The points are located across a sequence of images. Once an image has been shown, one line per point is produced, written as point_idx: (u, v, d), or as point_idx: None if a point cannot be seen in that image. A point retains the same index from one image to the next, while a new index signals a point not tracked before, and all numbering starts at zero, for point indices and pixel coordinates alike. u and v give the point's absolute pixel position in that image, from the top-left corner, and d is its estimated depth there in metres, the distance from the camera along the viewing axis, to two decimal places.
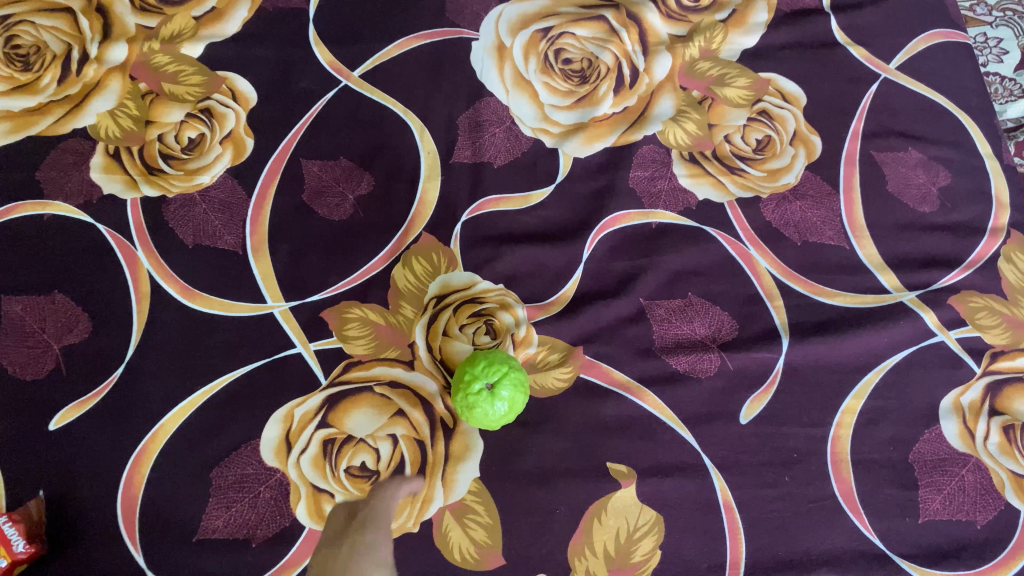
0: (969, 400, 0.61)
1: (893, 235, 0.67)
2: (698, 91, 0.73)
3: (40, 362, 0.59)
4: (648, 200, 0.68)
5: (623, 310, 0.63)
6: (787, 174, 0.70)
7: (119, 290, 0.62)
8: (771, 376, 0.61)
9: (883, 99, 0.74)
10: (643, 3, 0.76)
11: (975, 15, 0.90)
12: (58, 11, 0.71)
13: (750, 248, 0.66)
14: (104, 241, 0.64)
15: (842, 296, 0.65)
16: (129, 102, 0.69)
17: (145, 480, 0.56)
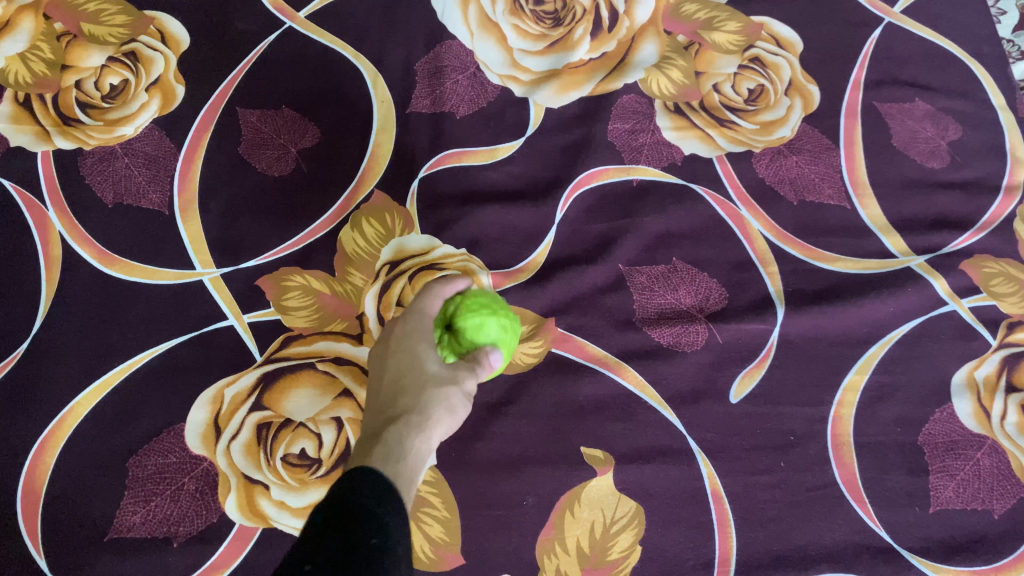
0: (984, 376, 0.54)
1: (899, 194, 0.61)
2: (684, 35, 0.65)
3: None
4: (628, 154, 0.61)
5: (600, 276, 0.57)
6: (782, 128, 0.63)
7: (26, 255, 0.55)
8: (765, 350, 0.55)
9: (887, 45, 0.67)
10: None
11: None
12: None
13: (741, 208, 0.60)
14: (10, 199, 0.56)
15: (843, 261, 0.58)
16: (42, 43, 0.61)
17: (50, 471, 0.49)
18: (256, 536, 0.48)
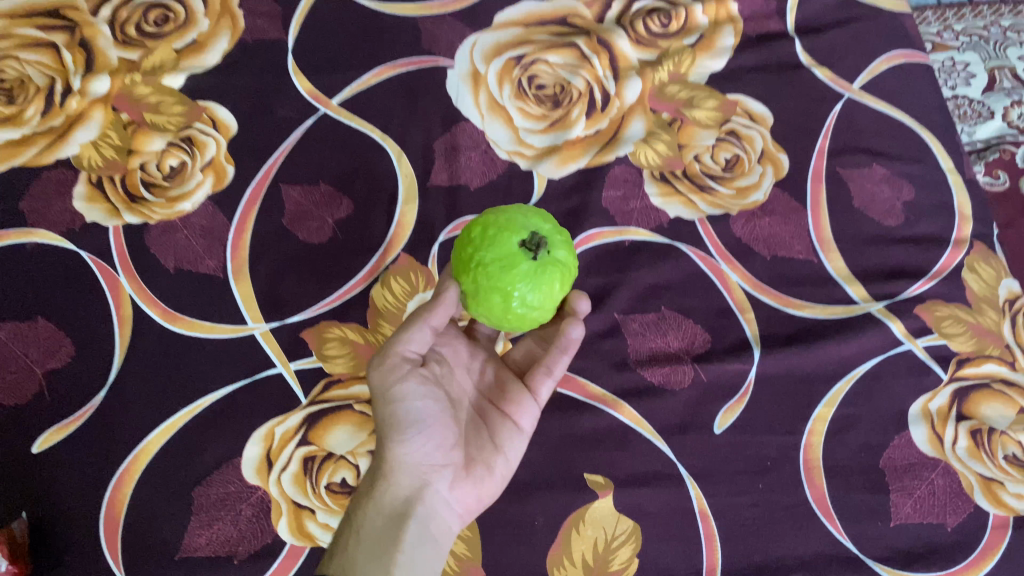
0: (937, 406, 0.62)
1: (860, 248, 0.69)
2: (667, 113, 0.75)
3: (25, 387, 0.60)
4: (621, 218, 0.70)
5: (598, 324, 0.65)
6: (756, 192, 0.72)
7: (101, 314, 0.63)
8: (744, 387, 0.62)
9: (847, 118, 0.76)
10: (613, 31, 0.79)
11: (943, 40, 0.93)
12: (42, 46, 0.75)
13: (720, 263, 0.68)
14: (86, 267, 0.65)
15: (811, 307, 0.66)
16: (110, 131, 0.71)
17: (127, 500, 0.56)
18: (304, 553, 0.56)
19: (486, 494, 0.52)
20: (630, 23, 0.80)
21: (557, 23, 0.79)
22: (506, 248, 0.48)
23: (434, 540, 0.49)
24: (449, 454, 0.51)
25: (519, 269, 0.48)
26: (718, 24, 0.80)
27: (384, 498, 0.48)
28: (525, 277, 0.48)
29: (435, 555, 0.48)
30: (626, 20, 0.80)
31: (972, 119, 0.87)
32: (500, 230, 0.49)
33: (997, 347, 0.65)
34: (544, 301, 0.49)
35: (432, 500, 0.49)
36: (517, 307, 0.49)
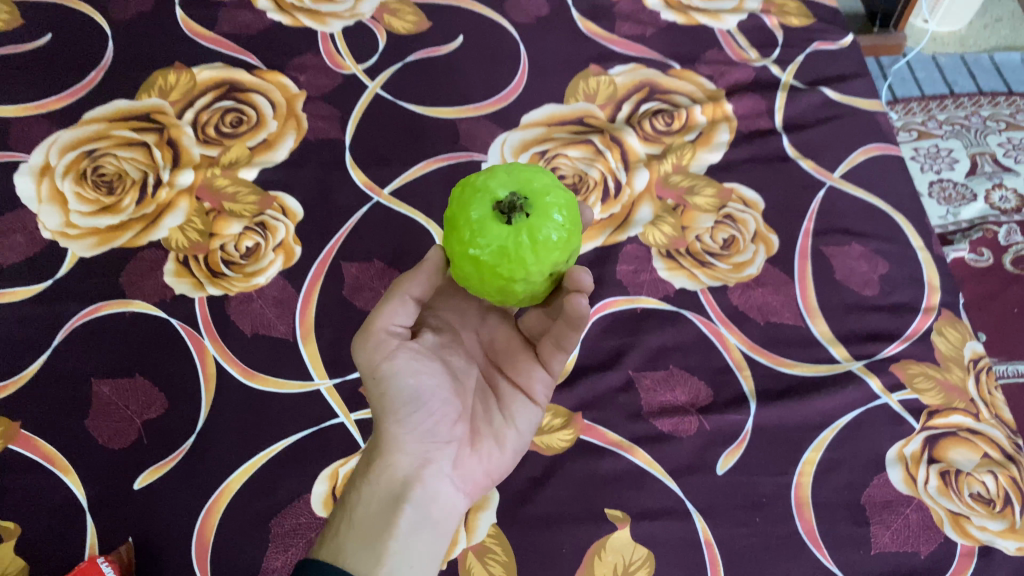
0: (910, 451, 0.71)
1: (842, 315, 0.80)
2: (672, 199, 0.87)
3: (126, 434, 0.71)
4: (633, 288, 0.81)
5: (614, 380, 0.75)
6: (750, 267, 0.83)
7: (189, 373, 0.74)
8: (742, 435, 0.72)
9: (830, 202, 0.87)
10: (623, 129, 0.92)
11: (930, 129, 1.29)
12: (136, 145, 0.88)
13: (720, 327, 0.78)
14: (176, 332, 0.76)
15: (800, 365, 0.76)
16: (195, 218, 0.83)
17: (214, 529, 0.66)
18: None
19: (490, 465, 0.58)
20: (638, 122, 0.92)
21: (575, 123, 0.92)
22: (472, 209, 0.51)
23: (435, 510, 0.54)
24: (451, 429, 0.55)
25: (483, 229, 0.50)
26: (715, 122, 0.93)
27: (383, 481, 0.53)
28: (490, 238, 0.49)
29: (436, 529, 0.54)
30: (635, 119, 0.93)
31: (959, 200, 1.20)
32: (474, 192, 0.52)
33: (963, 401, 0.75)
34: (521, 266, 0.50)
35: (432, 477, 0.54)
36: (490, 270, 0.50)
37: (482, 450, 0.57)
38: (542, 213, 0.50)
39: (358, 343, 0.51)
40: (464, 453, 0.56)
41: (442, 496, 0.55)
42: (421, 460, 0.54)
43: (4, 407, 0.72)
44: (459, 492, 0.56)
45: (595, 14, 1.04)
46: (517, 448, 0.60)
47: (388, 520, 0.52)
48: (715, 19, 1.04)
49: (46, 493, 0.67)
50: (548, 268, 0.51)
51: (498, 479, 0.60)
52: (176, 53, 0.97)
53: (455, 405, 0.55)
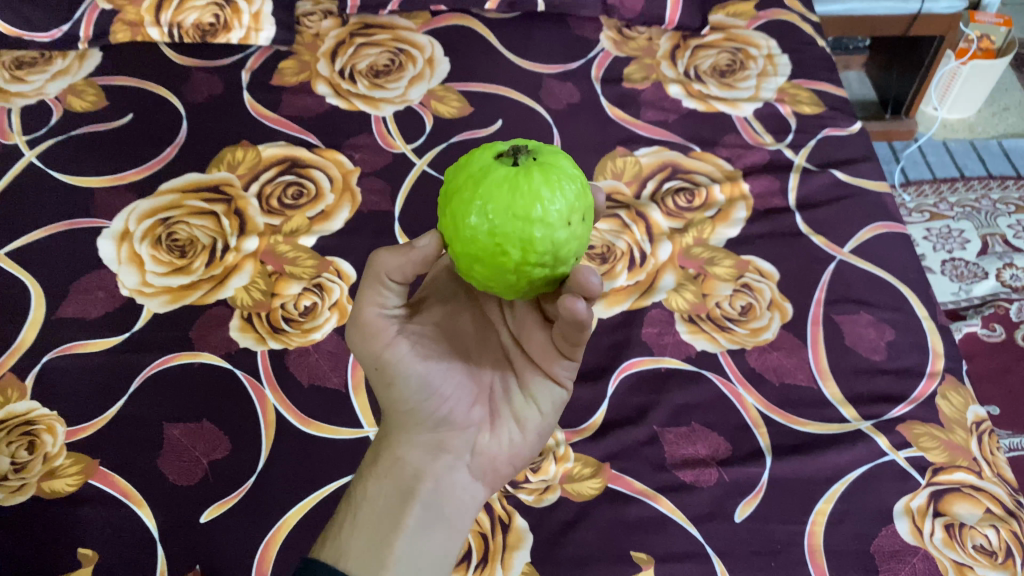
0: (916, 504, 0.77)
1: (851, 377, 0.86)
2: (693, 269, 0.94)
3: (194, 472, 0.78)
4: (657, 350, 0.87)
5: (640, 434, 0.81)
6: (766, 331, 0.89)
7: (252, 419, 0.82)
8: (758, 486, 0.78)
9: (840, 274, 0.94)
10: (648, 205, 1.00)
11: (942, 211, 1.51)
12: (206, 214, 0.97)
13: (739, 387, 0.85)
14: (240, 382, 0.84)
15: (812, 423, 0.82)
16: (259, 279, 0.92)
17: (272, 560, 0.73)
18: None
19: (507, 448, 0.65)
20: (661, 199, 1.01)
21: (603, 199, 1.01)
22: (473, 168, 0.56)
23: (446, 494, 0.62)
24: (462, 413, 0.63)
25: (491, 170, 0.54)
26: (733, 200, 1.02)
27: (398, 467, 0.62)
28: (499, 172, 0.54)
29: (453, 510, 0.62)
30: (658, 196, 1.01)
31: (971, 278, 1.39)
32: (470, 163, 0.57)
33: (966, 459, 0.80)
34: (536, 200, 0.53)
35: (445, 460, 0.63)
36: (502, 208, 0.52)
37: (499, 431, 0.65)
38: (544, 159, 0.56)
39: (355, 330, 0.60)
40: (480, 435, 0.64)
41: (456, 479, 0.63)
42: (433, 445, 0.63)
43: (85, 445, 0.79)
44: (477, 474, 0.64)
45: (622, 102, 1.14)
46: (538, 430, 0.66)
47: (401, 502, 0.61)
48: (732, 107, 1.14)
49: (122, 523, 0.75)
50: (563, 208, 0.53)
51: (523, 459, 0.66)
52: (244, 134, 1.08)
53: (463, 390, 0.63)
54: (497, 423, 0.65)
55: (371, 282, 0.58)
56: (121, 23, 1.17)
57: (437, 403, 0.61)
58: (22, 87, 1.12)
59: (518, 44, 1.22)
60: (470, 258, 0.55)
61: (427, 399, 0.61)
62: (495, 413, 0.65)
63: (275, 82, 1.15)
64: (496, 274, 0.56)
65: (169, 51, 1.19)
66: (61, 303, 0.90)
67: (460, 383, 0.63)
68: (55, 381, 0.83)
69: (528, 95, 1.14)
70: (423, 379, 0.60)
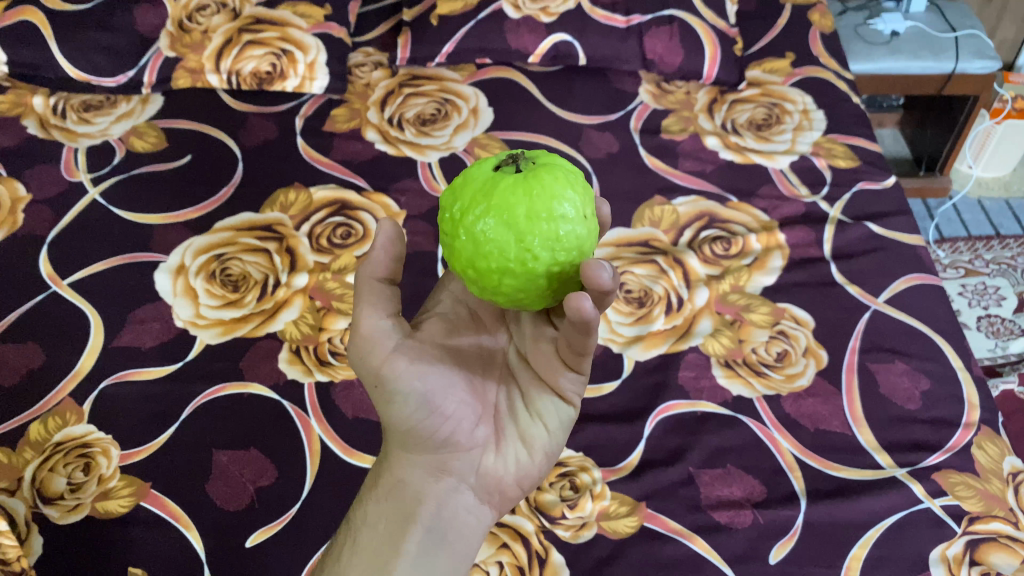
0: (952, 553, 0.77)
1: (886, 425, 0.87)
2: (729, 314, 0.96)
3: (241, 498, 0.80)
4: (694, 392, 0.89)
5: (675, 474, 0.82)
6: (801, 377, 0.91)
7: (297, 448, 0.84)
8: (793, 529, 0.78)
9: (874, 324, 0.96)
10: (685, 251, 1.03)
11: (977, 267, 1.52)
12: (259, 251, 1.01)
13: (774, 431, 0.86)
14: (287, 412, 0.87)
15: (847, 469, 0.83)
16: (308, 314, 0.95)
17: None
18: None
19: (515, 467, 0.64)
20: (698, 246, 1.03)
21: (641, 244, 1.03)
22: (475, 185, 0.57)
23: (450, 516, 0.63)
24: (465, 434, 0.62)
25: (497, 182, 0.56)
26: (769, 249, 1.04)
27: (400, 489, 0.63)
28: (507, 182, 0.56)
29: (456, 532, 0.63)
30: (696, 243, 1.04)
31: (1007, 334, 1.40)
32: (468, 185, 0.59)
33: (1002, 509, 0.80)
34: (552, 198, 0.55)
35: (447, 482, 0.63)
36: (524, 213, 0.54)
37: (505, 451, 0.64)
38: (542, 163, 0.59)
39: (357, 344, 0.60)
40: (486, 456, 0.64)
41: (459, 500, 0.64)
42: (436, 465, 0.63)
43: (137, 468, 0.82)
44: (481, 495, 0.65)
45: (660, 152, 1.18)
46: (545, 449, 0.65)
47: (402, 525, 0.62)
48: (768, 159, 1.16)
49: (171, 545, 0.77)
50: (577, 204, 0.56)
51: (532, 480, 0.66)
52: (296, 176, 1.12)
53: (467, 409, 0.62)
54: (502, 442, 0.64)
55: (370, 290, 0.61)
56: (183, 70, 1.24)
57: (439, 422, 0.61)
58: (88, 127, 1.19)
59: (560, 95, 1.27)
60: (495, 270, 0.56)
61: (428, 418, 0.60)
62: (501, 433, 0.65)
63: (327, 128, 1.21)
64: (525, 282, 0.56)
65: (227, 97, 1.26)
66: (118, 333, 0.93)
67: (462, 402, 0.62)
68: (111, 406, 0.86)
69: (569, 144, 1.18)
70: (422, 398, 0.60)
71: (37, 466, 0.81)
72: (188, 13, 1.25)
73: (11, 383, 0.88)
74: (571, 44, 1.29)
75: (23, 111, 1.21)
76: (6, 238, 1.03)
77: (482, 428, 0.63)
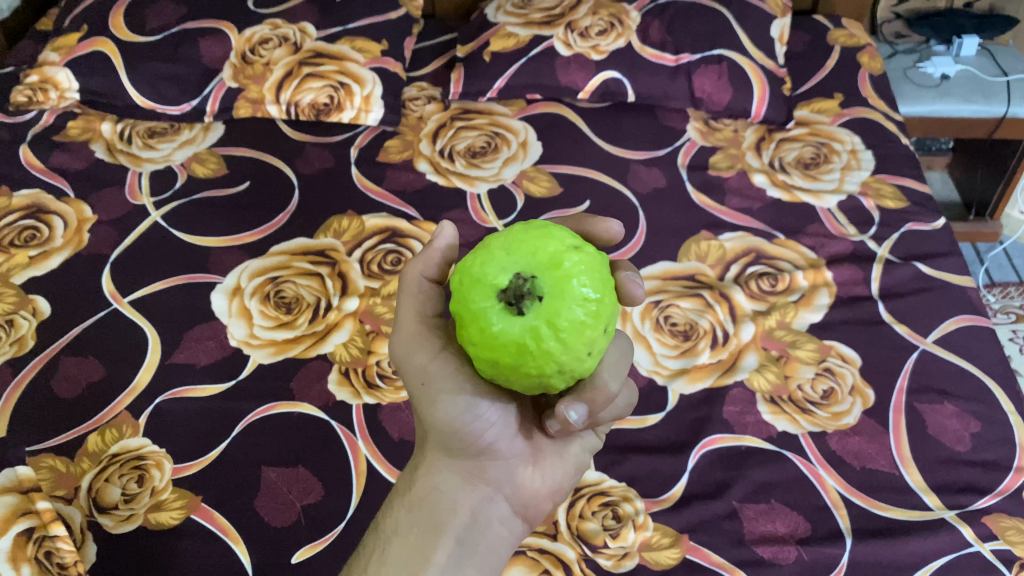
0: None
1: (934, 466, 0.86)
2: (775, 350, 0.96)
3: (288, 515, 0.82)
4: (738, 427, 0.89)
5: (719, 508, 0.82)
6: (848, 415, 0.90)
7: (345, 469, 0.86)
8: (838, 567, 0.77)
9: (923, 364, 0.95)
10: (731, 286, 1.03)
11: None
12: (312, 275, 1.04)
13: (820, 469, 0.85)
14: (335, 432, 0.88)
15: (894, 509, 0.82)
16: (357, 337, 0.97)
17: None
18: None
19: (549, 480, 0.68)
20: (745, 282, 1.04)
21: (688, 279, 1.04)
22: (475, 306, 0.53)
23: (485, 527, 0.64)
24: (507, 444, 0.65)
25: (492, 323, 0.52)
26: (816, 286, 1.04)
27: (434, 496, 0.64)
28: (503, 333, 0.52)
29: (488, 544, 0.64)
30: (742, 278, 1.04)
31: None
32: (470, 290, 0.54)
33: None
34: (549, 360, 0.52)
35: (483, 491, 0.65)
36: (516, 367, 0.53)
37: (540, 465, 0.68)
38: (551, 286, 0.52)
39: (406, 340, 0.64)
40: (523, 467, 0.66)
41: (493, 510, 0.65)
42: (473, 474, 0.65)
43: (189, 482, 0.84)
44: (513, 508, 0.66)
45: (707, 188, 1.19)
46: (575, 462, 0.70)
47: (435, 533, 0.62)
48: (817, 198, 1.17)
49: (219, 558, 0.78)
50: (580, 352, 0.53)
51: (560, 495, 0.70)
52: (350, 204, 1.15)
53: (511, 417, 0.65)
54: (538, 456, 0.68)
55: (416, 293, 0.65)
56: (245, 100, 1.29)
57: (484, 428, 0.63)
58: (152, 153, 1.23)
59: (608, 131, 1.29)
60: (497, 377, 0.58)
61: (474, 422, 0.62)
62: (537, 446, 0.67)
63: (380, 159, 1.24)
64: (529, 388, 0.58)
65: (286, 128, 1.29)
66: (174, 350, 0.96)
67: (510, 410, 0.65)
68: (166, 421, 0.89)
69: (616, 179, 1.20)
70: (473, 401, 0.62)
71: (94, 476, 0.83)
72: (250, 46, 1.31)
73: (70, 395, 0.91)
74: (621, 81, 1.31)
75: (91, 137, 1.26)
76: (70, 256, 1.07)
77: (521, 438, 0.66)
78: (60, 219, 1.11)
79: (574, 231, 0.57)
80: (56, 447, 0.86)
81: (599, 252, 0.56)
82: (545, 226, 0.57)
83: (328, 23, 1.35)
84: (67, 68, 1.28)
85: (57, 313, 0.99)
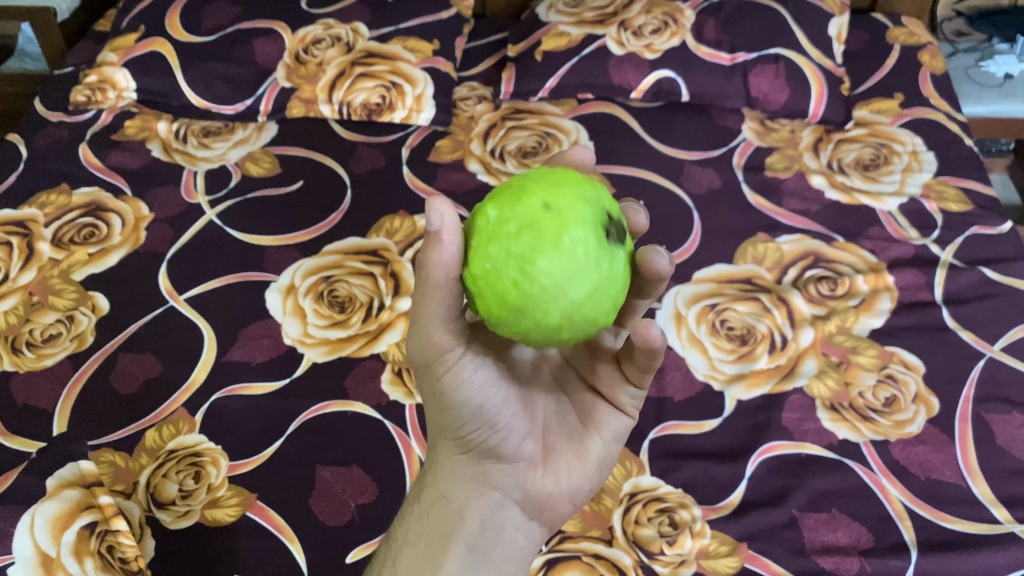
0: None
1: (1003, 478, 0.83)
2: (836, 356, 0.94)
3: (343, 514, 0.82)
4: (798, 434, 0.87)
5: (779, 516, 0.80)
6: (911, 424, 0.88)
7: (398, 469, 0.86)
8: None
9: (990, 372, 0.92)
10: (790, 290, 1.01)
11: None
12: (364, 274, 1.04)
13: (883, 478, 0.83)
14: (389, 433, 0.88)
15: (962, 521, 0.80)
16: None
17: None
18: None
19: (566, 480, 0.65)
20: (804, 285, 1.02)
21: (745, 282, 1.02)
22: (611, 246, 0.54)
23: (496, 535, 0.62)
24: (512, 447, 0.63)
25: (618, 228, 0.56)
26: (877, 291, 1.01)
27: (442, 504, 0.63)
28: (614, 209, 0.56)
29: (500, 552, 0.62)
30: (800, 282, 1.02)
31: None
32: (610, 245, 0.54)
33: None
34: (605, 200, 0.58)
35: (492, 497, 0.63)
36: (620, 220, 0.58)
37: (554, 467, 0.64)
38: (585, 199, 0.54)
39: (414, 348, 0.60)
40: (534, 471, 0.64)
41: (505, 516, 0.63)
42: (481, 480, 0.63)
43: (244, 479, 0.84)
44: (527, 512, 0.64)
45: (764, 190, 1.17)
46: (597, 465, 0.66)
47: (445, 540, 0.61)
48: (877, 201, 1.14)
49: (276, 556, 0.79)
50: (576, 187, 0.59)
51: (581, 497, 0.66)
52: (402, 204, 1.16)
53: (517, 420, 0.63)
54: (552, 458, 0.65)
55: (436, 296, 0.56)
56: (298, 100, 1.30)
57: (489, 433, 0.61)
58: (207, 152, 1.25)
59: (662, 130, 1.27)
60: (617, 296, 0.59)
61: (477, 428, 0.61)
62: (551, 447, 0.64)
63: (432, 159, 1.24)
64: None
65: (339, 127, 1.30)
66: (230, 348, 0.97)
67: (516, 413, 0.63)
68: (222, 417, 0.90)
69: (670, 179, 1.18)
70: (479, 408, 0.60)
71: (151, 471, 0.84)
72: (304, 46, 1.32)
73: (129, 391, 0.92)
74: (675, 80, 1.30)
75: (148, 136, 1.27)
76: (129, 253, 1.08)
77: (531, 441, 0.64)
78: (118, 217, 1.13)
79: (514, 203, 0.54)
80: (115, 443, 0.87)
81: (531, 189, 0.55)
82: (524, 213, 0.53)
83: (380, 23, 1.35)
84: (125, 68, 1.30)
85: (115, 310, 1.01)
